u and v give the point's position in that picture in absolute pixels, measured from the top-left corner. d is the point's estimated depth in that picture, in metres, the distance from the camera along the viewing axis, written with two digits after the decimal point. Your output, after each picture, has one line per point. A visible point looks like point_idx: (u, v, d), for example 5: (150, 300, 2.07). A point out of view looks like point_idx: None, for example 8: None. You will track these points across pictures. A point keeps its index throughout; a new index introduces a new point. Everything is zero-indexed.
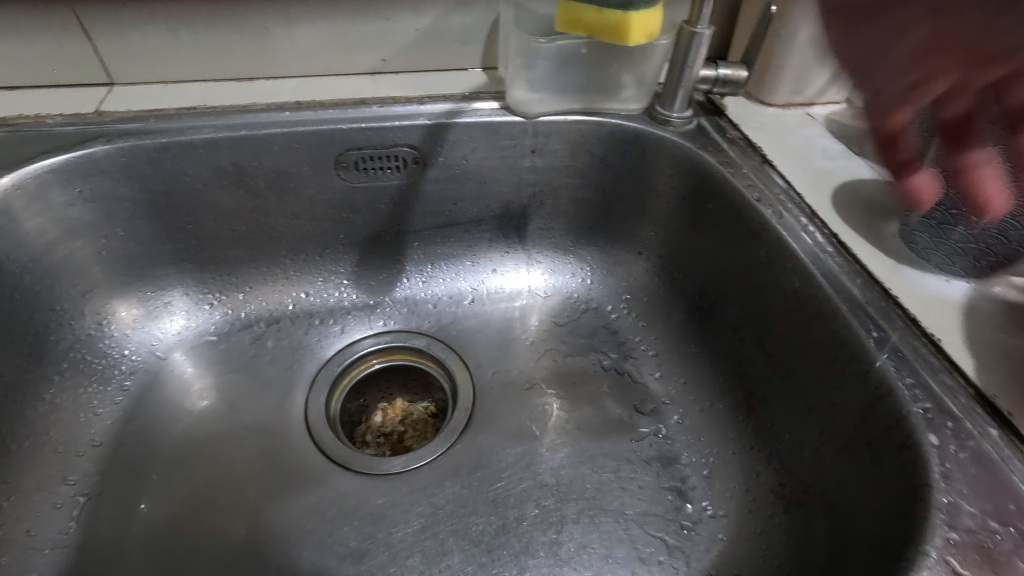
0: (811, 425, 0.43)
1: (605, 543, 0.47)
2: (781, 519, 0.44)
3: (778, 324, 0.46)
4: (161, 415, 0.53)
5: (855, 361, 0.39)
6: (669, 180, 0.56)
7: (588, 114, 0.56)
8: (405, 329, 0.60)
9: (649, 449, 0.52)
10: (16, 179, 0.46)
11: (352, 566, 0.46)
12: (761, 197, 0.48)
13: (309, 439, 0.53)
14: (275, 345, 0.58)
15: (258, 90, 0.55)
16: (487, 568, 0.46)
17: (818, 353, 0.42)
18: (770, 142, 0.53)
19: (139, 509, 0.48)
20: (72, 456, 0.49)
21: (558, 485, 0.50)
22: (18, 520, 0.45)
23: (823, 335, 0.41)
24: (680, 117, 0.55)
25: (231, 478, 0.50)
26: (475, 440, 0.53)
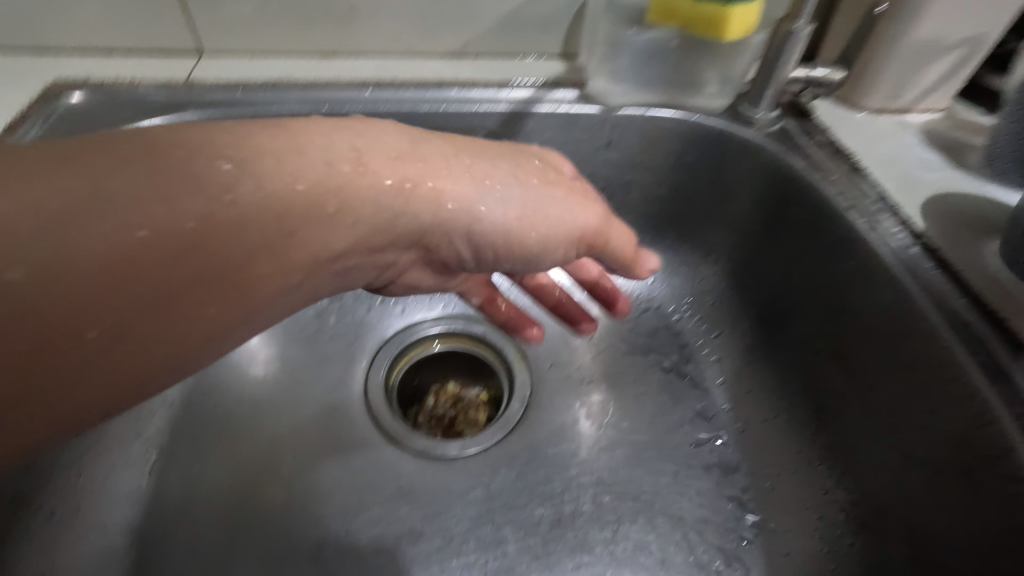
0: (893, 448, 0.41)
1: (661, 547, 0.46)
2: (854, 541, 0.43)
3: (861, 339, 0.44)
4: (227, 380, 0.53)
5: (955, 385, 0.37)
6: (749, 182, 0.54)
7: (668, 108, 0.54)
8: (466, 316, 0.60)
9: (709, 456, 0.51)
10: None
11: (409, 546, 0.46)
12: (852, 205, 0.46)
13: (369, 416, 0.53)
14: (336, 321, 0.58)
15: (340, 67, 0.55)
16: (542, 560, 0.46)
17: (909, 373, 0.40)
18: (862, 148, 0.51)
19: (207, 470, 0.49)
20: (143, 414, 0.50)
21: (614, 483, 0.50)
22: (97, 469, 0.47)
23: (918, 354, 0.40)
24: (765, 117, 0.53)
25: (292, 448, 0.51)
26: (532, 431, 0.53)
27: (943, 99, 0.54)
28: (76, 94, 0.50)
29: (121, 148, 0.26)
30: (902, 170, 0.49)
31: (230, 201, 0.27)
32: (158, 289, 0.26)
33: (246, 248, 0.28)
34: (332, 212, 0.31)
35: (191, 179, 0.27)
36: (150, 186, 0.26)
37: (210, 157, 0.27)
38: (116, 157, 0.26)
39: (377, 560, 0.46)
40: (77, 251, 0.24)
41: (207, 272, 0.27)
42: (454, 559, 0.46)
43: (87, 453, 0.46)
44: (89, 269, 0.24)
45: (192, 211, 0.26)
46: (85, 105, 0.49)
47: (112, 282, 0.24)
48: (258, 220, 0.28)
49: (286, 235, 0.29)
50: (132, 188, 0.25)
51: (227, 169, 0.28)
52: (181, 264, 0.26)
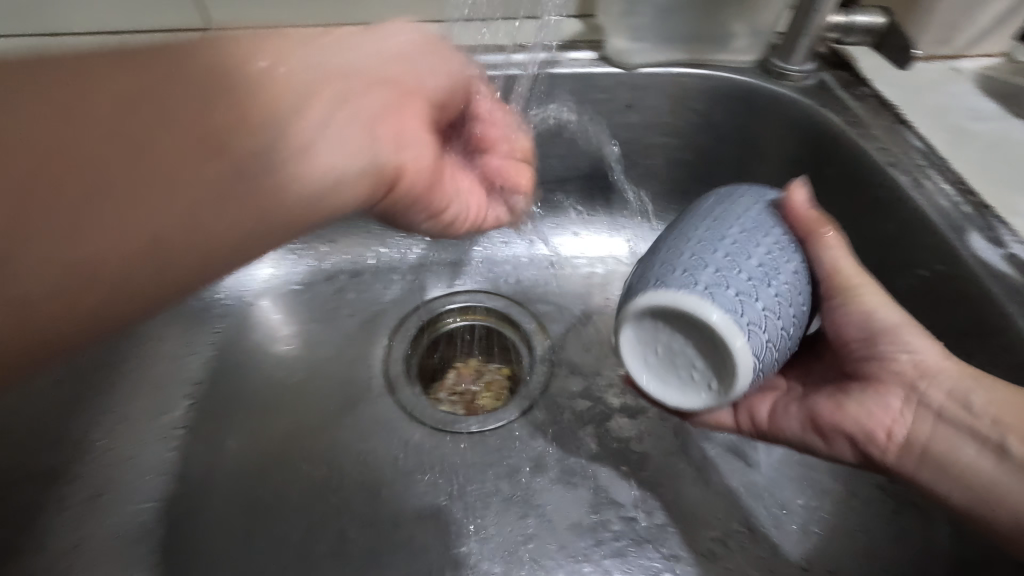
0: None
1: (688, 524, 0.45)
2: (890, 520, 0.41)
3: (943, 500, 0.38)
4: (250, 357, 0.54)
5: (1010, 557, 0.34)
6: (780, 143, 0.50)
7: (692, 66, 0.51)
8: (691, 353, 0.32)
9: (737, 430, 0.49)
10: None
11: (428, 521, 0.46)
12: (894, 161, 0.42)
13: (389, 392, 0.53)
14: (355, 297, 0.59)
15: None
16: (562, 535, 0.45)
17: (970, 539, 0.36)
18: (904, 101, 0.47)
19: (231, 446, 0.49)
20: (170, 391, 0.50)
21: (637, 458, 0.49)
22: (127, 445, 0.47)
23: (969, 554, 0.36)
24: (800, 72, 0.50)
25: (314, 423, 0.51)
26: (552, 405, 0.52)
27: (1000, 42, 0.50)
28: None
29: (71, 72, 0.23)
30: (952, 122, 0.46)
31: (211, 119, 0.25)
32: (63, 266, 0.22)
33: (275, 152, 0.26)
34: (239, 150, 0.25)
35: (272, 110, 0.27)
36: (231, 100, 0.26)
37: (224, 131, 0.25)
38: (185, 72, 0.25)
39: (396, 535, 0.45)
40: (50, 252, 0.21)
41: (199, 187, 0.24)
42: (474, 533, 0.45)
43: (119, 424, 0.48)
44: (34, 211, 0.21)
45: (211, 185, 0.25)
46: None
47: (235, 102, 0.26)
48: (288, 84, 0.28)
49: (252, 158, 0.26)
50: (61, 123, 0.22)
51: (255, 108, 0.26)
52: (212, 148, 0.25)
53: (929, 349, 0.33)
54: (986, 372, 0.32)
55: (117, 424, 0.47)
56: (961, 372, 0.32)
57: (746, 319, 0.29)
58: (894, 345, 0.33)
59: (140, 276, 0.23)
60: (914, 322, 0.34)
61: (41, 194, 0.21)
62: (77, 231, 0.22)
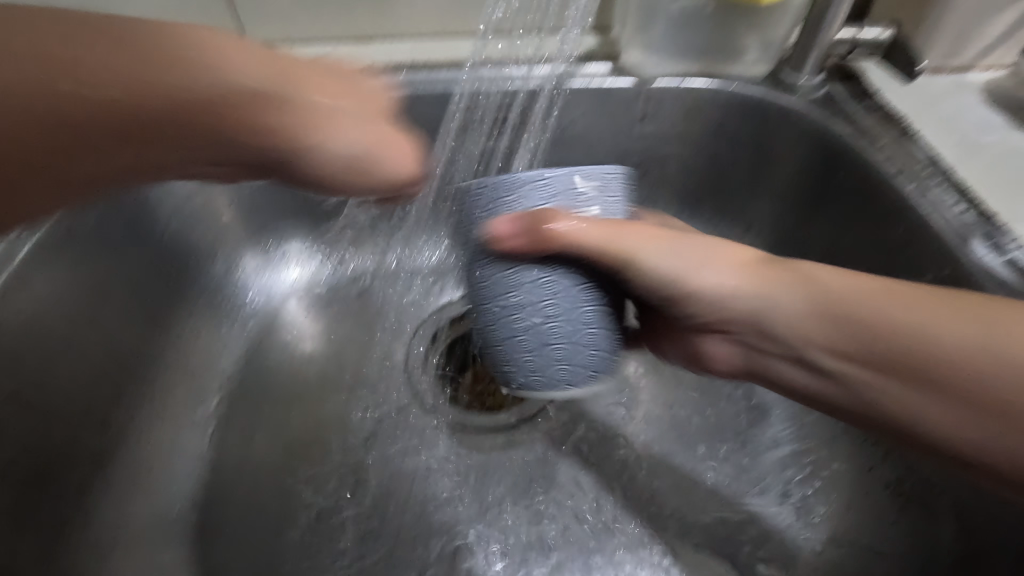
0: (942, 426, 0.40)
1: (697, 521, 0.47)
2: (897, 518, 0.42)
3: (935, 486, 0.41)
4: (278, 354, 0.57)
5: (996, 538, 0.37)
6: (790, 152, 0.52)
7: (705, 78, 0.53)
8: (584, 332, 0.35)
9: (748, 430, 0.51)
10: None
11: (447, 512, 0.49)
12: (900, 170, 0.44)
13: (410, 389, 0.55)
14: (378, 298, 0.61)
15: (375, 50, 0.57)
16: (574, 528, 0.47)
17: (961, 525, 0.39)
18: (913, 112, 0.48)
19: (260, 437, 0.51)
20: (204, 385, 0.53)
21: (648, 457, 0.51)
22: (165, 435, 0.50)
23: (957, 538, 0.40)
24: (809, 84, 0.51)
25: (339, 417, 0.53)
26: (566, 404, 0.54)
27: (1009, 54, 0.51)
28: None
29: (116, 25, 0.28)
30: (959, 132, 0.47)
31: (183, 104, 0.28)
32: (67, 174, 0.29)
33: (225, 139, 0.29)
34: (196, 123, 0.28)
35: (213, 107, 0.28)
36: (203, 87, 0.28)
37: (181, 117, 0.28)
38: (109, 36, 0.27)
39: (417, 525, 0.48)
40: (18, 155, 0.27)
41: (164, 145, 0.29)
42: (490, 525, 0.48)
43: (155, 414, 0.50)
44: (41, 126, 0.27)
45: (181, 142, 0.29)
46: None
47: (162, 79, 0.28)
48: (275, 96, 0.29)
49: (198, 134, 0.29)
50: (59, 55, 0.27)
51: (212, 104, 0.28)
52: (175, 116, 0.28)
53: (719, 279, 0.38)
54: (775, 295, 0.37)
55: (155, 415, 0.50)
56: (755, 304, 0.38)
57: (585, 380, 0.36)
58: (691, 303, 0.39)
59: (108, 176, 0.30)
60: (721, 267, 0.38)
61: (63, 127, 0.27)
62: (58, 152, 0.28)
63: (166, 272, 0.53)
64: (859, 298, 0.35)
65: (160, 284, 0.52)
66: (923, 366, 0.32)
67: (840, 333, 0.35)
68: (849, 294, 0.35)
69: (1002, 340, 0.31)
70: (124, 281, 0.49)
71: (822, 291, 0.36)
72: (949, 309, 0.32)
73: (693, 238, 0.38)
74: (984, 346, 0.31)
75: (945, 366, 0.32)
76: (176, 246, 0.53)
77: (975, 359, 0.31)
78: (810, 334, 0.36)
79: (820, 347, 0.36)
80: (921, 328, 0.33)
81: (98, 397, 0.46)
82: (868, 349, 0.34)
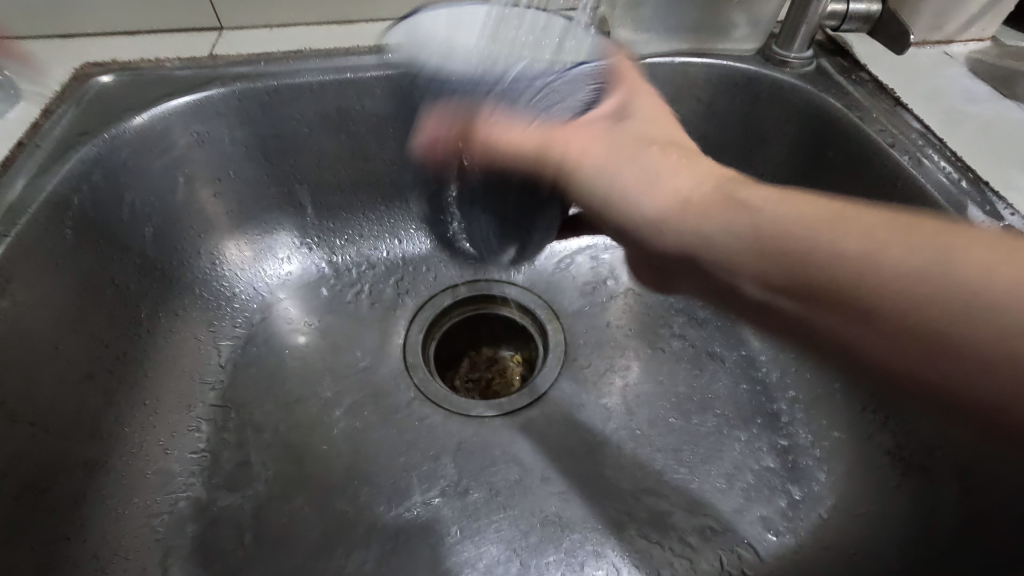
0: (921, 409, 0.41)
1: (705, 495, 0.48)
2: (900, 484, 0.42)
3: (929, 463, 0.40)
4: (270, 349, 0.55)
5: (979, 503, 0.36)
6: (781, 128, 0.52)
7: (696, 55, 0.53)
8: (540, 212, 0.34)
9: (748, 406, 0.52)
10: (147, 119, 0.49)
11: (457, 501, 0.48)
12: (895, 142, 0.44)
13: (409, 379, 0.55)
14: (370, 288, 0.60)
15: (360, 33, 0.55)
16: (586, 509, 0.48)
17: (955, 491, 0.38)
18: (901, 85, 0.49)
19: (258, 437, 0.50)
20: (195, 384, 0.51)
21: (653, 435, 0.51)
22: (157, 437, 0.48)
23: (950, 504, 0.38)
24: (799, 58, 0.51)
25: (339, 411, 0.52)
26: (569, 389, 0.54)
27: (989, 27, 0.52)
28: (106, 76, 0.51)
29: None
30: (946, 104, 0.48)
31: None
32: None
33: None
34: None
35: None
36: None
37: None
38: None
39: (427, 515, 0.47)
40: None
41: None
42: (502, 511, 0.48)
43: (147, 415, 0.48)
44: None
45: None
46: (115, 85, 0.51)
47: None
48: None
49: None
50: None
51: None
52: None
53: (646, 207, 0.28)
54: (706, 231, 0.27)
55: (145, 417, 0.48)
56: (688, 238, 0.28)
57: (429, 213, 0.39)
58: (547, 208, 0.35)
59: None
60: (671, 194, 0.28)
61: None
62: None
63: (149, 268, 0.51)
64: (803, 225, 0.25)
65: (143, 280, 0.50)
66: (886, 314, 0.23)
67: (765, 257, 0.26)
68: (803, 218, 0.25)
69: (1003, 268, 0.22)
70: (106, 277, 0.47)
71: (835, 220, 0.25)
72: (931, 232, 0.23)
73: (630, 139, 0.29)
74: (944, 280, 0.22)
75: (875, 305, 0.23)
76: (159, 241, 0.51)
77: (997, 308, 0.21)
78: (744, 262, 0.26)
79: (744, 270, 0.26)
80: (945, 271, 0.22)
81: (88, 404, 0.44)
82: (831, 281, 0.24)
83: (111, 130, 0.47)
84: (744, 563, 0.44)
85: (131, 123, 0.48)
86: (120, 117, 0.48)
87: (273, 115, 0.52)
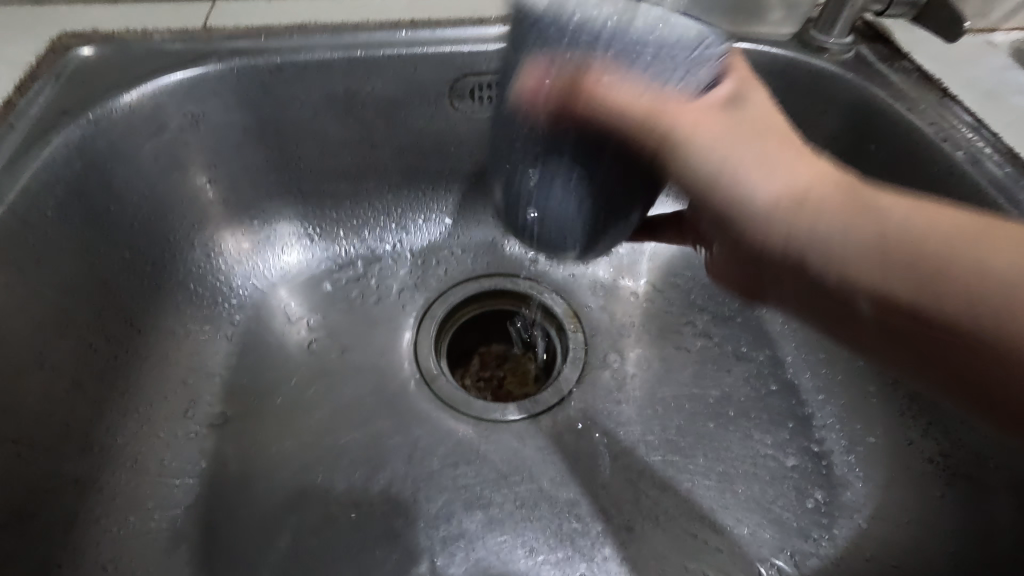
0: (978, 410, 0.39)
1: (738, 503, 0.46)
2: (944, 493, 0.41)
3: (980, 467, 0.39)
4: (270, 349, 0.51)
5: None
6: (817, 118, 0.50)
7: (731, 39, 0.49)
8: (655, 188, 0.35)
9: (779, 409, 0.50)
10: (135, 98, 0.44)
11: (479, 512, 0.45)
12: (946, 136, 0.43)
13: (421, 382, 0.51)
14: (378, 284, 0.56)
15: (368, 6, 0.50)
16: (616, 520, 0.45)
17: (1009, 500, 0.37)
18: (947, 74, 0.47)
19: (262, 446, 0.46)
20: (190, 389, 0.48)
21: (682, 440, 0.49)
22: (151, 448, 0.44)
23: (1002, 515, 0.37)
24: (839, 44, 0.49)
25: (348, 416, 0.49)
26: (592, 390, 0.52)
27: None
28: (87, 48, 0.46)
29: None
30: (995, 95, 0.46)
31: None
32: None
33: None
34: None
35: None
36: None
37: None
38: None
39: (448, 529, 0.45)
40: None
41: None
42: (527, 523, 0.45)
43: (138, 426, 0.44)
44: None
45: None
46: (98, 59, 0.46)
47: None
48: None
49: None
50: None
51: None
52: None
53: (756, 195, 0.28)
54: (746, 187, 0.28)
55: (135, 428, 0.44)
56: (723, 188, 0.28)
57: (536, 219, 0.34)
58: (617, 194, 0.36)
59: None
60: (751, 134, 0.28)
61: None
62: None
63: (138, 264, 0.46)
64: (921, 239, 0.26)
65: (132, 277, 0.46)
66: (934, 283, 0.25)
67: (872, 259, 0.26)
68: (920, 226, 0.26)
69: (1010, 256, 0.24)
70: (92, 276, 0.43)
71: (928, 225, 0.26)
72: (1014, 242, 0.25)
73: (747, 131, 0.28)
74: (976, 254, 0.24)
75: (952, 322, 0.25)
76: (149, 234, 0.47)
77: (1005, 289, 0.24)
78: (849, 269, 0.27)
79: (833, 276, 0.27)
80: (976, 258, 0.24)
81: (76, 416, 0.40)
82: (934, 295, 0.25)
83: (95, 111, 0.42)
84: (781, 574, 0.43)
85: (117, 103, 0.43)
86: (104, 96, 0.43)
87: (275, 97, 0.48)
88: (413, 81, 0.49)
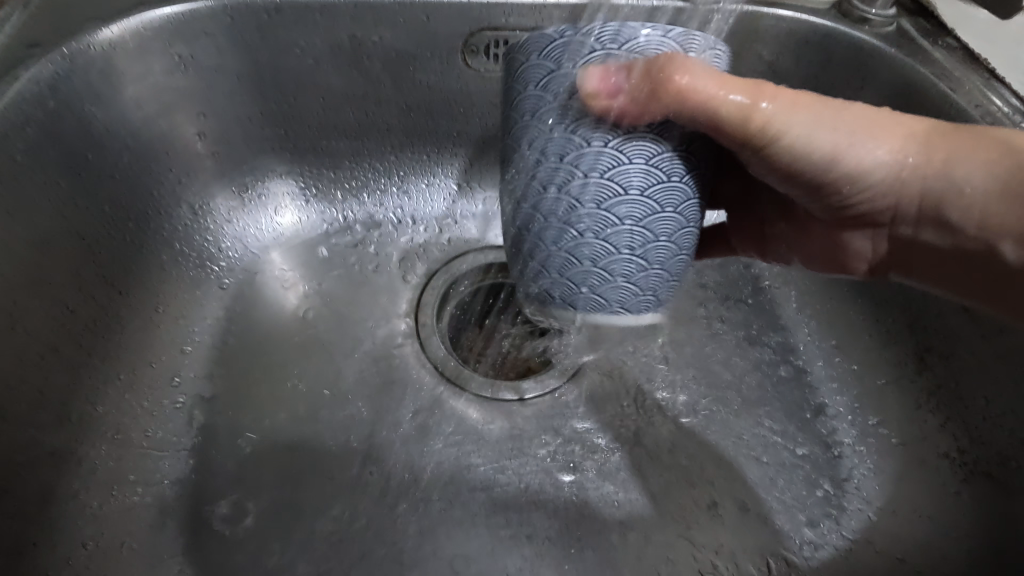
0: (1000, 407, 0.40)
1: (750, 491, 0.45)
2: (960, 488, 0.41)
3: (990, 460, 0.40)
4: (261, 316, 0.48)
5: None
6: (852, 96, 0.47)
7: (768, 4, 0.46)
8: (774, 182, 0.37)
9: (793, 396, 0.48)
10: (117, 34, 0.39)
11: (483, 494, 0.44)
12: (993, 120, 0.41)
13: (422, 358, 0.49)
14: (377, 252, 0.53)
15: None
16: (624, 505, 0.44)
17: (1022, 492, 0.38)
18: (993, 54, 0.44)
19: (254, 419, 0.44)
20: (175, 357, 0.45)
21: (692, 425, 0.47)
22: (134, 418, 0.42)
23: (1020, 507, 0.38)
24: (881, 16, 0.46)
25: (345, 390, 0.46)
26: (600, 371, 0.50)
27: None
28: None
29: None
30: None
31: None
32: None
33: None
34: None
35: None
36: None
37: None
38: None
39: (450, 510, 0.43)
40: None
41: None
42: (533, 506, 0.43)
43: (121, 394, 0.42)
44: None
45: None
46: None
47: None
48: None
49: None
50: None
51: None
52: None
53: (884, 161, 0.34)
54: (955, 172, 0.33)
55: (116, 396, 0.41)
56: (935, 180, 0.34)
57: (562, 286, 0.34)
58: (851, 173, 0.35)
59: None
60: (901, 132, 0.34)
61: None
62: None
63: (118, 220, 0.42)
64: None
65: (115, 235, 0.42)
66: None
67: (1019, 196, 0.32)
68: None
69: None
70: (69, 231, 0.39)
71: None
72: None
73: (854, 111, 0.34)
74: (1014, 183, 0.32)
75: None
76: (133, 188, 0.43)
77: None
78: (1000, 217, 0.33)
79: (971, 224, 0.34)
80: None
81: (54, 384, 0.37)
82: None
83: (70, 46, 0.38)
84: (791, 565, 0.42)
85: (97, 38, 0.39)
86: (79, 29, 0.39)
87: (271, 41, 0.44)
88: (425, 32, 0.45)
